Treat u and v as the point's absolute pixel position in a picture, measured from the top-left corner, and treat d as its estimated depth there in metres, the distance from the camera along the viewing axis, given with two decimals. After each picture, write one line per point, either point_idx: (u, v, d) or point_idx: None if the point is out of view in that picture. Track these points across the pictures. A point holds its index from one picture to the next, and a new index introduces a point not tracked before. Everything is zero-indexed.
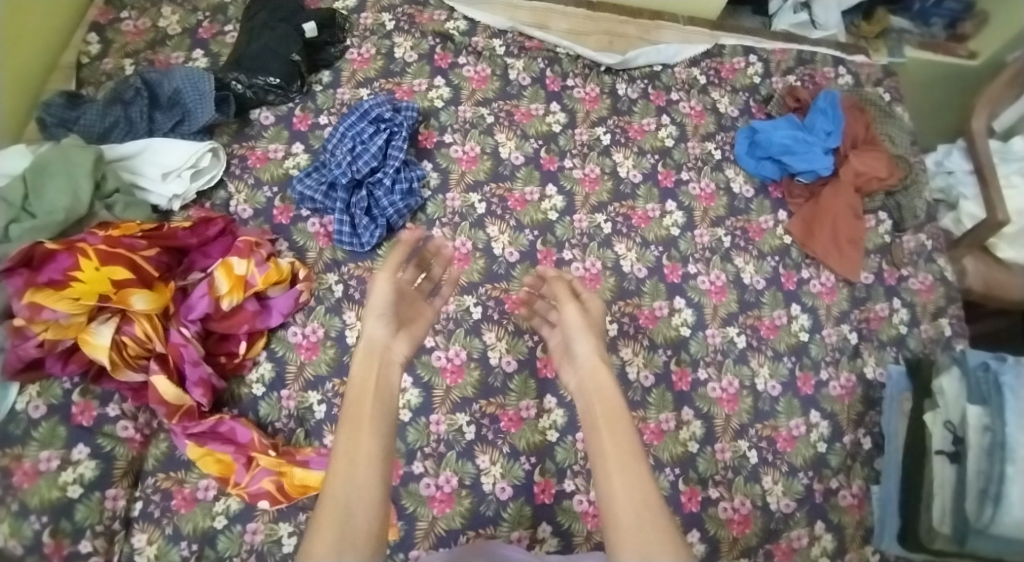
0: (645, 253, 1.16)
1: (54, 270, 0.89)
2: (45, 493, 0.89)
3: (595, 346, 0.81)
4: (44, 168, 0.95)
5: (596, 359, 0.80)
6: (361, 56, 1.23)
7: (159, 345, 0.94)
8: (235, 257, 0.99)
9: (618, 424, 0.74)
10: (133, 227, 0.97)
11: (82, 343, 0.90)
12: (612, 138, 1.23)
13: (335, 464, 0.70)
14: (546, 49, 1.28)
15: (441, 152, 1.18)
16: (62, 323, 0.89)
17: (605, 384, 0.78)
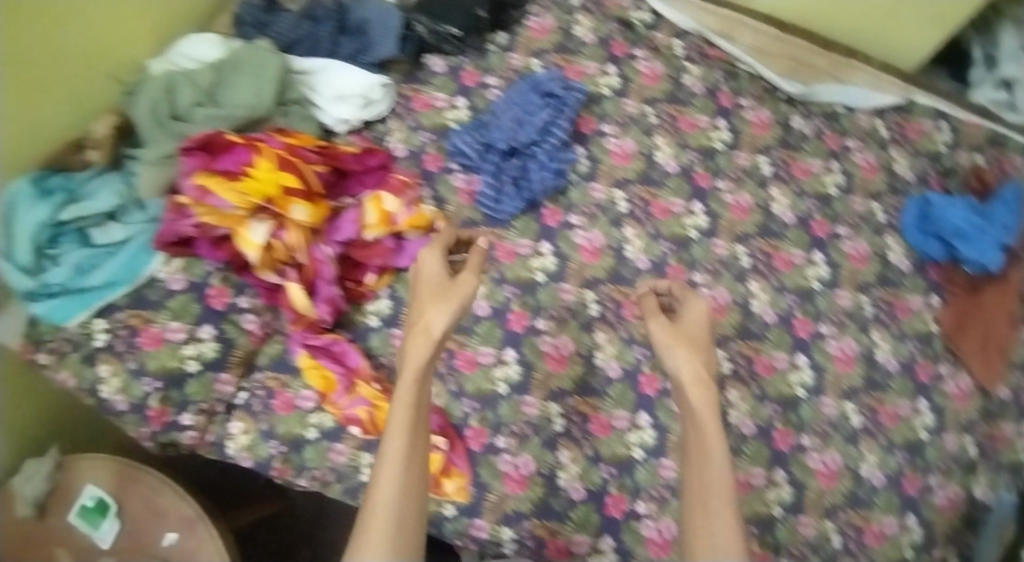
0: (780, 299, 1.11)
1: (230, 162, 0.94)
2: (163, 360, 0.95)
3: (687, 362, 0.83)
4: (235, 66, 1.00)
5: (693, 384, 0.81)
6: (540, 25, 1.20)
7: (301, 255, 0.95)
8: (387, 192, 1.01)
9: (715, 455, 0.78)
10: (306, 141, 1.00)
11: (238, 235, 0.92)
12: (773, 171, 1.17)
13: (390, 463, 0.76)
14: (727, 61, 1.22)
15: (597, 140, 1.15)
16: (223, 212, 0.92)
17: (700, 411, 0.80)
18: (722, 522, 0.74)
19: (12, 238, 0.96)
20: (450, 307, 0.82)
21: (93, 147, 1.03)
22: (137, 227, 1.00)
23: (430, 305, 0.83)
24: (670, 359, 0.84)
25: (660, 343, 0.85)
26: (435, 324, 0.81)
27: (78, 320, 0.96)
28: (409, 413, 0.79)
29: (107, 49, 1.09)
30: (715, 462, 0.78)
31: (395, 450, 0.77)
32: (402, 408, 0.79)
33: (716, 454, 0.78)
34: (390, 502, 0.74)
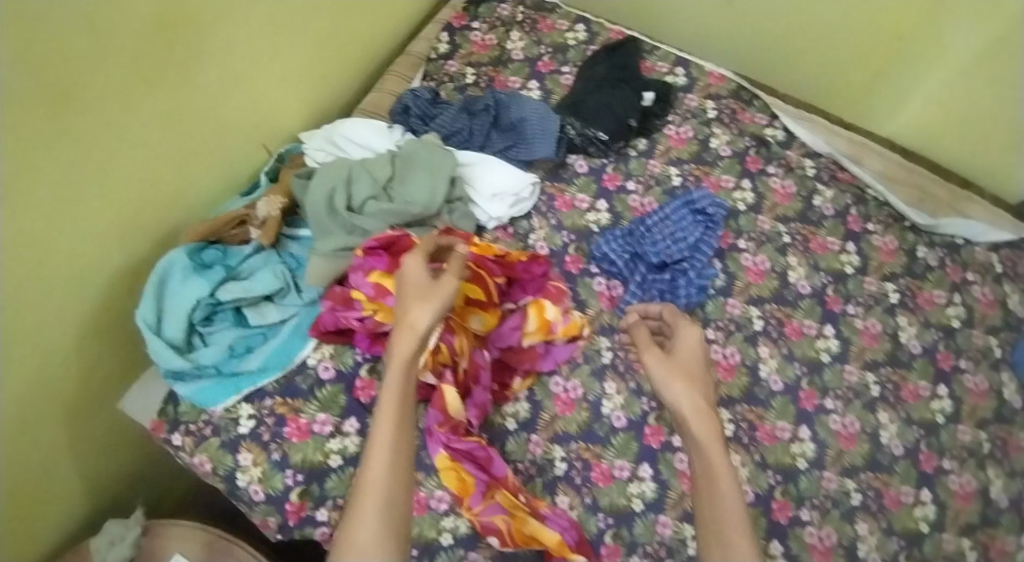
0: (907, 430, 1.11)
1: (415, 266, 0.94)
2: (309, 453, 0.91)
3: (685, 393, 0.87)
4: (410, 161, 1.03)
5: (694, 414, 0.85)
6: (677, 134, 1.23)
7: (465, 362, 0.96)
8: (549, 301, 1.04)
9: (725, 484, 0.81)
10: (487, 251, 1.01)
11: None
12: (900, 299, 1.19)
13: (378, 450, 0.77)
14: (856, 185, 1.25)
15: (732, 255, 1.16)
16: (395, 311, 0.93)
17: (705, 438, 0.84)
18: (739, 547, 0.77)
19: (162, 312, 0.92)
20: (435, 305, 0.84)
21: (257, 226, 0.99)
22: (293, 309, 0.98)
23: (411, 302, 0.84)
24: (669, 391, 0.88)
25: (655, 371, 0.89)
26: (419, 319, 0.83)
27: (226, 404, 0.92)
28: (394, 409, 0.79)
29: (266, 118, 1.10)
30: (723, 488, 0.81)
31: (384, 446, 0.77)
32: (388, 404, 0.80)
33: (724, 484, 0.81)
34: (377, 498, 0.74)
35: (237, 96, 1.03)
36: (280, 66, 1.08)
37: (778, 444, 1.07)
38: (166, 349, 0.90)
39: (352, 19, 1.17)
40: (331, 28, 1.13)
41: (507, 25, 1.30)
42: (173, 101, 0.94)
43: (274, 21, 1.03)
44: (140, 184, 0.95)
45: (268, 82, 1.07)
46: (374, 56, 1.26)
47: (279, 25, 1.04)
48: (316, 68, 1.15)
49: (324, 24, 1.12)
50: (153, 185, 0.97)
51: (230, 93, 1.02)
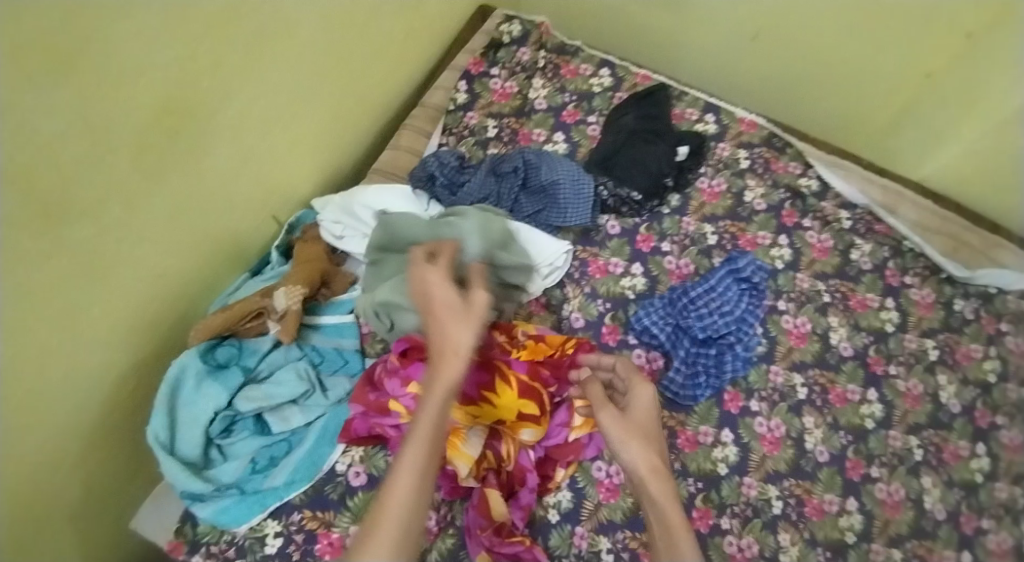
0: (950, 495, 1.01)
1: None
2: None
3: (641, 455, 0.76)
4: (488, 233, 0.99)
5: (651, 476, 0.74)
6: (711, 188, 1.20)
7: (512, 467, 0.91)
8: None
9: (683, 541, 0.69)
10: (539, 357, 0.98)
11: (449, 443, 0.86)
12: (939, 356, 1.13)
13: (402, 476, 0.66)
14: (893, 237, 1.22)
15: (773, 318, 1.13)
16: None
17: (663, 499, 0.72)
18: None
19: (176, 427, 0.85)
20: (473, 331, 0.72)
21: (276, 320, 0.89)
22: (317, 411, 0.90)
23: (452, 323, 0.73)
24: (624, 452, 0.77)
25: (605, 424, 0.80)
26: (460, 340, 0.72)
27: (250, 524, 0.84)
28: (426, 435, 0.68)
29: (278, 187, 1.00)
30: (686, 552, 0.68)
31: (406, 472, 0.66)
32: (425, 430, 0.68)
33: (685, 545, 0.68)
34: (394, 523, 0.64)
35: (248, 168, 0.93)
36: (294, 130, 0.98)
37: (827, 518, 1.02)
38: (182, 470, 0.82)
39: (368, 69, 1.07)
40: (346, 82, 1.04)
41: (529, 74, 1.23)
42: (184, 180, 0.84)
43: (288, 86, 0.93)
44: (149, 275, 0.85)
45: (280, 148, 0.97)
46: (390, 104, 1.18)
47: (292, 87, 0.94)
48: (331, 126, 1.05)
49: (338, 80, 1.02)
50: (163, 278, 0.87)
51: (242, 167, 0.92)
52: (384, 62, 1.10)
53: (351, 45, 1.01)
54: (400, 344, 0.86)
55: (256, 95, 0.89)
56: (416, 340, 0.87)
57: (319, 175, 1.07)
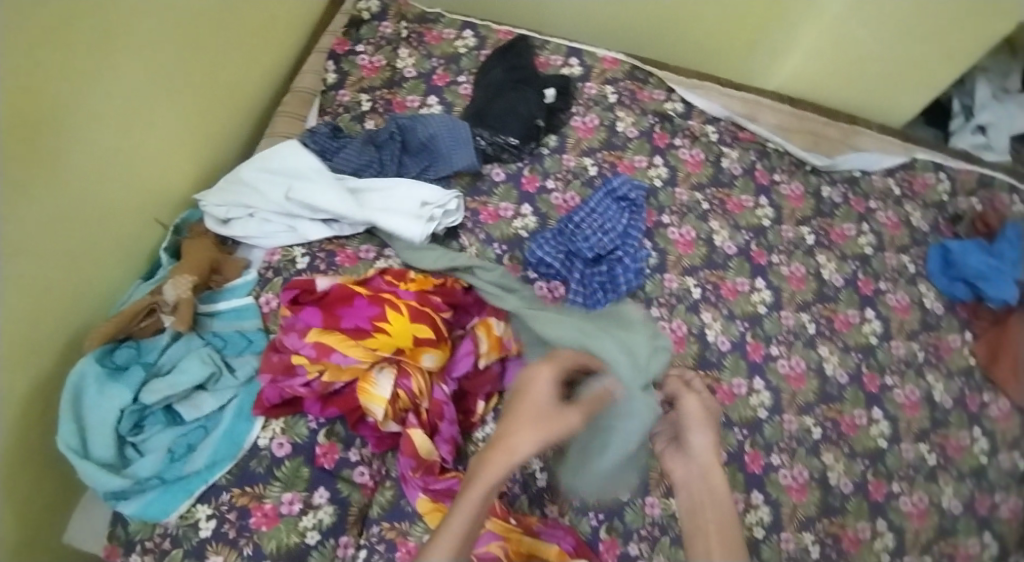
0: (847, 358, 1.18)
1: (358, 318, 0.92)
2: (284, 538, 0.88)
3: (710, 443, 0.92)
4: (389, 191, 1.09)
5: (711, 465, 0.90)
6: (585, 124, 1.25)
7: (426, 400, 0.94)
8: (496, 319, 1.03)
9: (734, 531, 0.85)
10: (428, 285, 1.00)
11: (361, 390, 0.90)
12: (816, 239, 1.25)
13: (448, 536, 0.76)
14: (757, 142, 1.30)
15: (660, 232, 1.19)
16: (343, 367, 0.90)
17: (716, 493, 0.88)
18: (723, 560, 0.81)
19: (86, 434, 0.87)
20: (544, 435, 0.80)
21: (168, 313, 0.94)
22: (228, 393, 0.94)
23: (522, 427, 0.81)
24: (693, 439, 0.92)
25: (677, 472, 0.92)
26: (521, 447, 0.79)
27: (179, 512, 0.87)
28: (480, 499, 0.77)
29: (151, 192, 1.04)
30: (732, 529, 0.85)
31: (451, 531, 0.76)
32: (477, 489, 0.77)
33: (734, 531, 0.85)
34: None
35: (116, 178, 0.97)
36: (157, 136, 1.02)
37: (738, 400, 1.12)
38: (99, 471, 0.85)
39: (224, 67, 1.11)
40: (203, 83, 1.08)
41: (392, 44, 1.27)
42: (54, 197, 0.87)
43: (139, 94, 0.97)
44: (32, 295, 0.87)
45: (146, 154, 1.01)
46: (257, 100, 1.21)
47: (143, 96, 0.98)
48: (196, 128, 1.09)
49: (193, 82, 1.06)
50: (46, 296, 0.89)
51: (109, 179, 0.96)
52: (241, 60, 1.14)
53: (199, 46, 1.05)
54: (288, 294, 0.94)
55: (108, 106, 0.93)
56: (303, 289, 0.96)
57: (193, 175, 1.12)
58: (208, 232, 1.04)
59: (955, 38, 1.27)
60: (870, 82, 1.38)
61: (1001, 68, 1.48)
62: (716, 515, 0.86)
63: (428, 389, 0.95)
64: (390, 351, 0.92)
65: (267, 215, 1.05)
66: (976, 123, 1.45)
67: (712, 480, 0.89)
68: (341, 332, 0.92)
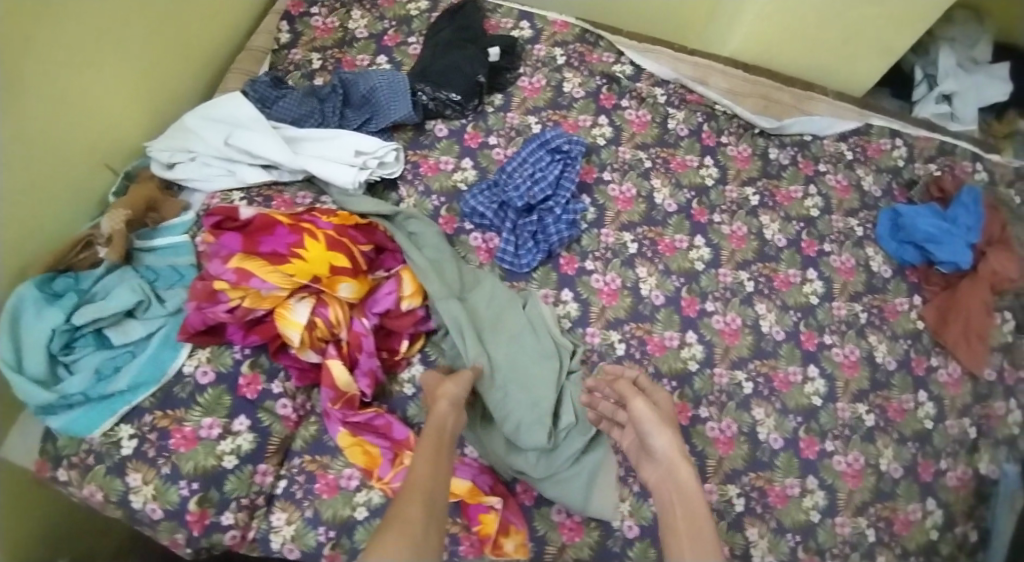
0: (785, 317, 1.18)
1: (276, 244, 0.95)
2: (201, 460, 0.91)
3: (672, 440, 0.90)
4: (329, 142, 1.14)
5: (681, 460, 0.88)
6: (531, 84, 1.28)
7: (344, 332, 0.98)
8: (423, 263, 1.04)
9: (705, 522, 0.82)
10: (349, 220, 1.02)
11: (278, 316, 0.94)
12: (761, 200, 1.25)
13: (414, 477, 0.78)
14: (705, 104, 1.31)
15: (600, 189, 1.21)
16: (263, 293, 0.93)
17: (687, 484, 0.86)
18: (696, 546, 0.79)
19: (20, 351, 0.92)
20: (463, 380, 0.94)
21: (103, 244, 1.00)
22: (157, 321, 0.98)
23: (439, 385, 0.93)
24: (656, 439, 0.90)
25: (651, 478, 0.91)
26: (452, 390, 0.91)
27: (102, 429, 0.92)
28: (427, 468, 0.80)
29: (101, 136, 1.07)
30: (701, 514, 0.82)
31: (410, 492, 0.76)
32: (426, 457, 0.81)
33: (706, 523, 0.81)
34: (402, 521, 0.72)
35: (67, 117, 1.00)
36: (111, 81, 1.06)
37: (669, 353, 1.12)
38: (29, 384, 0.89)
39: (178, 20, 1.15)
40: (164, 32, 1.13)
41: (346, 6, 1.33)
42: (17, 129, 0.91)
43: (95, 37, 1.00)
44: None
45: (99, 98, 1.04)
46: (214, 59, 1.27)
47: (99, 39, 1.01)
48: (154, 77, 1.14)
49: (148, 31, 1.10)
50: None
51: (61, 118, 0.99)
52: (197, 15, 1.19)
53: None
54: (209, 219, 0.97)
55: (65, 46, 0.96)
56: (226, 216, 0.98)
57: (145, 124, 1.16)
58: (153, 175, 1.09)
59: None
60: (827, 42, 1.39)
61: (970, 38, 1.48)
62: (688, 507, 0.84)
63: (347, 321, 0.98)
64: (308, 279, 0.95)
65: (207, 159, 1.10)
66: (939, 92, 1.43)
67: (678, 473, 0.87)
68: (260, 258, 0.94)
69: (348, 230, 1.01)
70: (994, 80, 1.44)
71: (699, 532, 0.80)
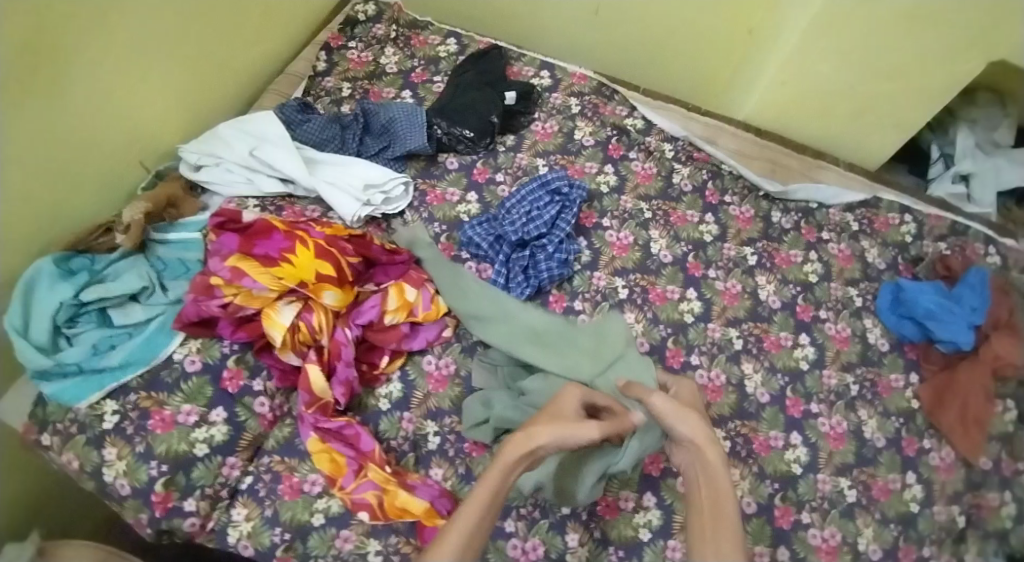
0: (772, 379, 1.16)
1: (271, 248, 1.02)
2: (173, 443, 0.94)
3: (697, 425, 0.88)
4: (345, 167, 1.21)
5: (707, 444, 0.86)
6: (544, 129, 1.33)
7: (326, 338, 1.03)
8: (409, 284, 1.10)
9: (727, 505, 0.83)
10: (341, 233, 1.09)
11: (266, 317, 0.99)
12: (758, 261, 1.26)
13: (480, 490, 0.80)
14: (712, 163, 1.34)
15: (598, 233, 1.24)
16: (253, 293, 0.99)
17: (716, 467, 0.85)
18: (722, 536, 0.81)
19: (29, 317, 0.97)
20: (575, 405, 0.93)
21: (121, 232, 1.06)
22: (157, 308, 1.03)
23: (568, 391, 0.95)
24: (678, 426, 0.88)
25: (682, 461, 0.90)
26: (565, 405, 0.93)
27: (89, 401, 0.95)
28: (491, 491, 0.81)
29: (139, 135, 1.14)
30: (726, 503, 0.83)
31: (467, 514, 0.78)
32: (498, 469, 0.82)
33: (729, 508, 0.83)
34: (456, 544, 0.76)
35: (111, 117, 1.08)
36: (157, 86, 1.13)
37: None
38: (31, 349, 0.95)
39: (226, 37, 1.24)
40: (217, 51, 1.22)
41: (382, 44, 1.43)
42: (65, 124, 1.01)
43: (144, 42, 1.08)
44: (24, 192, 0.99)
45: (151, 103, 1.14)
46: (259, 79, 1.36)
47: (150, 45, 1.09)
48: (207, 90, 1.24)
49: (197, 43, 1.18)
50: (35, 199, 1.00)
51: (103, 112, 1.06)
52: (250, 39, 1.29)
53: (217, 16, 1.19)
54: (214, 219, 1.05)
55: (115, 46, 1.04)
56: (230, 218, 1.07)
57: (184, 130, 1.22)
58: (180, 176, 1.17)
59: (929, 72, 1.28)
60: (846, 112, 1.40)
61: (992, 120, 1.45)
62: (717, 520, 0.82)
63: (330, 329, 1.03)
64: (295, 284, 1.01)
65: (231, 166, 1.17)
66: (955, 172, 1.43)
67: (707, 463, 0.86)
68: (255, 260, 1.01)
69: (339, 241, 1.07)
70: (1016, 165, 1.40)
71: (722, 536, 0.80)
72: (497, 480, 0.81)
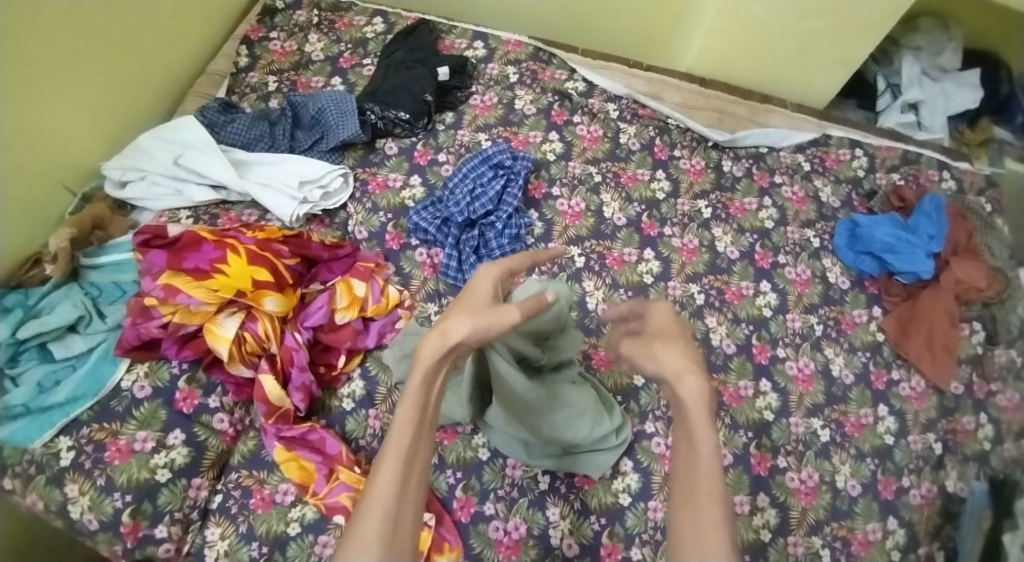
0: (736, 329, 1.15)
1: (200, 259, 0.98)
2: (134, 472, 0.91)
3: (680, 353, 0.79)
4: (280, 165, 1.16)
5: (675, 378, 0.77)
6: (483, 102, 1.30)
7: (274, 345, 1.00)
8: (357, 278, 1.06)
9: (702, 449, 0.74)
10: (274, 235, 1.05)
11: (208, 331, 0.97)
12: (713, 213, 1.25)
13: (386, 467, 0.74)
14: (657, 119, 1.32)
15: (548, 204, 1.21)
16: (191, 309, 0.96)
17: (687, 397, 0.76)
18: (705, 512, 0.72)
19: None
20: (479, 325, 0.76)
21: (49, 262, 1.02)
22: (98, 336, 0.99)
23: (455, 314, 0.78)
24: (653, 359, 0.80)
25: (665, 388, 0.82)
26: (454, 330, 0.76)
27: (42, 440, 0.91)
28: (414, 415, 0.76)
29: (59, 157, 1.07)
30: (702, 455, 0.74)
31: (400, 441, 0.75)
32: (418, 389, 0.77)
33: (703, 446, 0.74)
34: (392, 470, 0.74)
35: (44, 137, 1.04)
36: (73, 100, 1.07)
37: (614, 367, 1.09)
38: None
39: (142, 42, 1.17)
40: (143, 52, 1.18)
41: (304, 30, 1.37)
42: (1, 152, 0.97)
43: (49, 57, 1.01)
44: None
45: (85, 117, 1.10)
46: (186, 77, 1.31)
47: (59, 57, 1.03)
48: (137, 94, 1.20)
49: (116, 52, 1.13)
50: None
51: (35, 133, 1.02)
52: (178, 36, 1.26)
53: (138, 16, 1.15)
54: (139, 236, 1.01)
55: (22, 61, 0.97)
56: (155, 235, 1.02)
57: (113, 142, 1.17)
58: (107, 194, 1.12)
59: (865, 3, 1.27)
60: (789, 50, 1.39)
61: (936, 45, 1.43)
62: (692, 468, 0.75)
63: (277, 336, 1.01)
64: (231, 294, 0.98)
65: (157, 178, 1.12)
66: (903, 101, 1.42)
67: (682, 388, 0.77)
68: (186, 274, 0.97)
69: (272, 244, 1.04)
70: (963, 88, 1.39)
71: (708, 512, 0.72)
72: (419, 404, 0.76)
